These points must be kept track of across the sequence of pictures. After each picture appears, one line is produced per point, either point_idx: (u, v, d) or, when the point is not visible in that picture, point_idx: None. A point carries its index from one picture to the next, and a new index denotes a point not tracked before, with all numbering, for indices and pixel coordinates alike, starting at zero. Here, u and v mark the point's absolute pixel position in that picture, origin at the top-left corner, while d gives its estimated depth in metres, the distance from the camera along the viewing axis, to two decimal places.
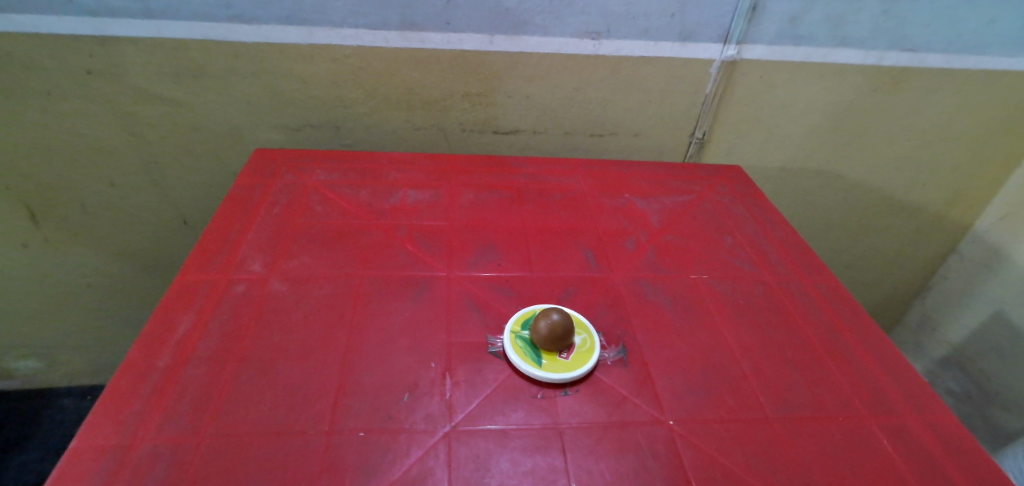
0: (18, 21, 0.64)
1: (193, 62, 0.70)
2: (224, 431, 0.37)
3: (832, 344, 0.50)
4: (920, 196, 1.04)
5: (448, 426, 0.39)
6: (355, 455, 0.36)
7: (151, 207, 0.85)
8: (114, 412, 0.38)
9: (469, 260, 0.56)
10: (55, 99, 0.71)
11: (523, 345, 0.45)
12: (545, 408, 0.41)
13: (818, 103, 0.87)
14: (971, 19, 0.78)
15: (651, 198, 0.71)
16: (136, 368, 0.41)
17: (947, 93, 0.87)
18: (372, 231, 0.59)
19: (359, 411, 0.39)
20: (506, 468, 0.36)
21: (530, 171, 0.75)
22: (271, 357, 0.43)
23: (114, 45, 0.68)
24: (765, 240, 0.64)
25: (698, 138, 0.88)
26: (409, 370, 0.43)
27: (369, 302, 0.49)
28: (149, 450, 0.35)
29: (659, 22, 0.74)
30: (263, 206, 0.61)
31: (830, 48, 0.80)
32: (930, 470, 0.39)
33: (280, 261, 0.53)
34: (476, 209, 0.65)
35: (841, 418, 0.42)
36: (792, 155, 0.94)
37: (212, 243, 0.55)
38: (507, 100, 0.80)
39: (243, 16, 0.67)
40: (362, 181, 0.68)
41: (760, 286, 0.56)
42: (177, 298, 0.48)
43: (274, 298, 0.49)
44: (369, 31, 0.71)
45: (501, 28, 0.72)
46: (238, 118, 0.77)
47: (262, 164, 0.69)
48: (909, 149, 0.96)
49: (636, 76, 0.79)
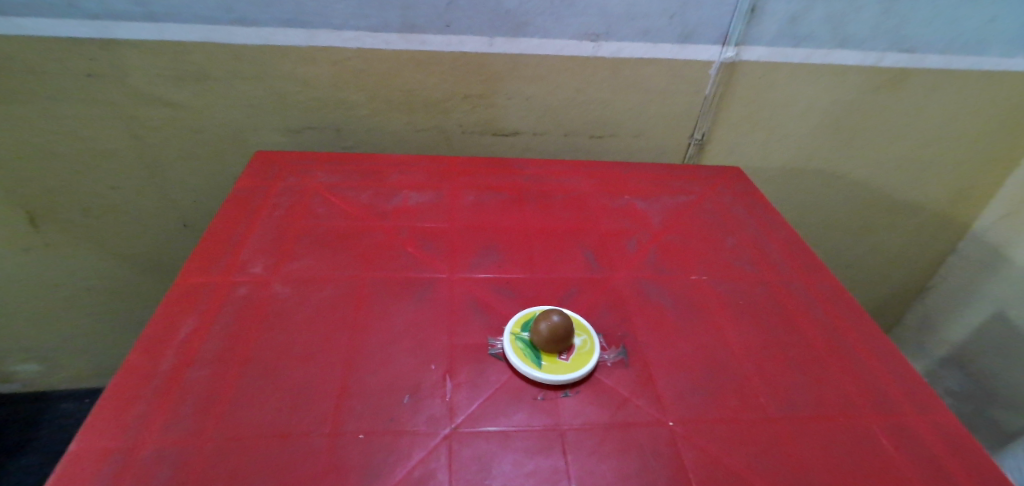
0: (20, 25, 0.64)
1: (194, 65, 0.71)
2: (226, 433, 0.37)
3: (833, 344, 0.50)
4: (921, 196, 1.04)
5: (449, 428, 0.39)
6: (357, 456, 0.36)
7: (152, 210, 0.86)
8: (117, 415, 0.38)
9: (470, 261, 0.56)
10: (57, 102, 0.72)
11: (523, 347, 0.45)
12: (546, 410, 0.41)
13: (818, 104, 0.87)
14: (970, 18, 0.78)
15: (651, 199, 0.71)
16: (138, 370, 0.41)
17: (947, 92, 0.87)
18: (374, 233, 0.59)
19: (361, 413, 0.39)
20: (509, 469, 0.36)
21: (531, 172, 0.75)
22: (273, 359, 0.43)
23: (115, 48, 0.68)
24: (765, 240, 0.64)
25: (698, 139, 0.88)
26: (410, 372, 0.43)
27: (371, 304, 0.50)
28: (152, 452, 0.36)
29: (659, 23, 0.74)
30: (265, 208, 0.61)
31: (829, 48, 0.80)
32: (932, 469, 0.39)
33: (282, 264, 0.53)
34: (477, 210, 0.65)
35: (842, 418, 0.42)
36: (793, 155, 0.94)
37: (214, 246, 0.55)
38: (508, 102, 0.80)
39: (244, 18, 0.68)
40: (364, 183, 0.68)
41: (761, 287, 0.57)
42: (180, 301, 0.48)
43: (276, 300, 0.49)
44: (370, 33, 0.71)
45: (501, 29, 0.72)
46: (239, 120, 0.77)
47: (264, 166, 0.69)
48: (910, 149, 0.96)
49: (636, 77, 0.79)
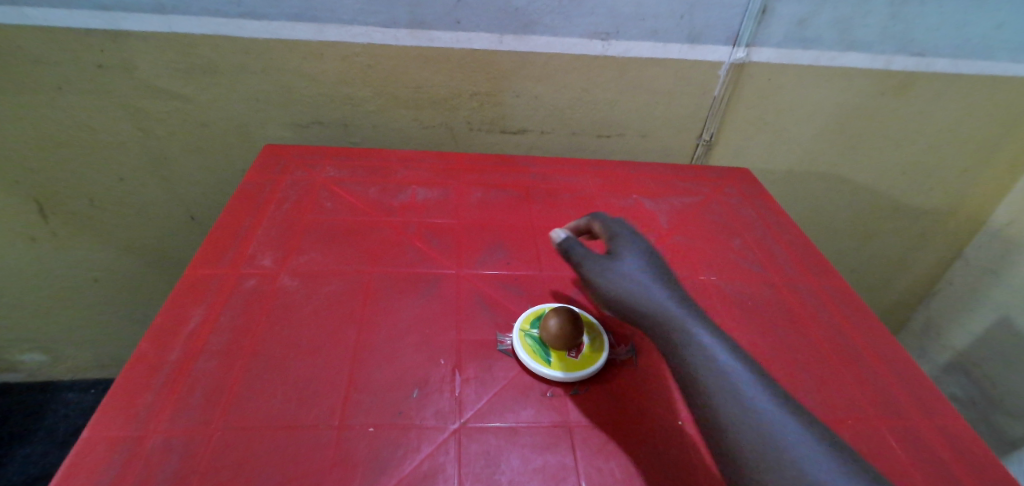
0: (32, 16, 0.65)
1: (204, 58, 0.71)
2: (235, 424, 0.37)
3: (841, 348, 0.50)
4: (925, 201, 1.04)
5: (458, 423, 0.39)
6: (365, 449, 0.36)
7: (159, 202, 0.86)
8: (125, 405, 0.38)
9: (478, 258, 0.56)
10: (67, 93, 0.72)
11: (532, 344, 0.45)
12: (555, 407, 0.41)
13: (826, 105, 0.87)
14: (979, 23, 0.78)
15: (659, 199, 0.71)
16: (147, 360, 0.41)
17: (954, 97, 0.87)
18: (382, 228, 0.59)
19: (370, 407, 0.39)
20: (517, 465, 0.37)
21: (539, 170, 0.75)
22: (280, 351, 0.43)
23: (126, 41, 0.68)
24: (773, 242, 0.64)
25: (705, 140, 0.88)
26: (419, 367, 0.43)
27: (378, 299, 0.49)
28: (161, 442, 0.36)
29: (668, 23, 0.74)
30: (273, 202, 0.61)
31: (837, 52, 0.80)
32: (937, 472, 0.39)
33: (290, 257, 0.54)
34: (484, 207, 0.65)
35: (851, 421, 0.42)
36: (800, 157, 0.94)
37: (223, 237, 0.55)
38: (514, 100, 0.80)
39: (254, 13, 0.68)
40: (371, 179, 0.68)
41: (769, 288, 0.56)
42: (189, 291, 0.48)
43: (285, 293, 0.49)
44: (379, 30, 0.71)
45: (510, 28, 0.73)
46: (247, 114, 0.77)
47: (272, 160, 0.69)
48: (915, 154, 0.96)
49: (645, 76, 0.79)
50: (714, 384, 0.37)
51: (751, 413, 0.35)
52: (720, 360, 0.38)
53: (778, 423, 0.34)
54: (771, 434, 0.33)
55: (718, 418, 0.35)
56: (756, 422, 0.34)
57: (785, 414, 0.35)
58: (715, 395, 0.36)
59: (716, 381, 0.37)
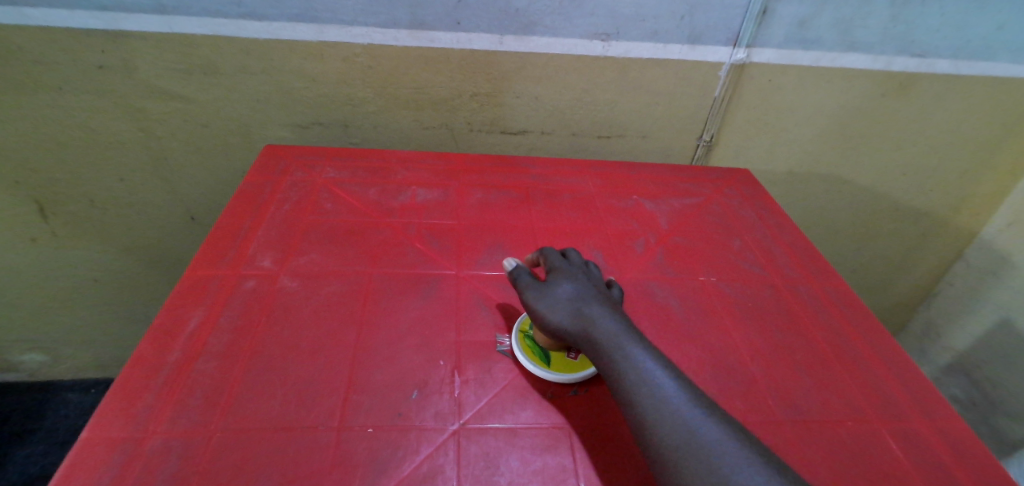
0: (32, 16, 0.65)
1: (204, 59, 0.71)
2: (235, 425, 0.37)
3: (841, 349, 0.50)
4: (926, 202, 1.04)
5: (457, 424, 0.39)
6: (365, 451, 0.36)
7: (159, 203, 0.86)
8: (125, 406, 0.38)
9: (478, 259, 0.56)
10: (67, 93, 0.72)
11: (532, 345, 0.45)
12: (554, 408, 0.41)
13: (826, 107, 0.87)
14: (980, 24, 0.78)
15: (659, 199, 0.71)
16: (147, 361, 0.41)
17: (955, 98, 0.87)
18: (382, 229, 0.59)
19: (369, 409, 0.39)
20: (516, 466, 0.37)
21: (539, 171, 0.75)
22: (280, 352, 0.43)
23: (126, 41, 0.68)
24: (773, 243, 0.64)
25: (706, 141, 0.88)
26: (418, 368, 0.43)
27: (378, 300, 0.49)
28: (160, 443, 0.36)
29: (669, 24, 0.74)
30: (273, 202, 0.62)
31: (838, 53, 0.80)
32: (936, 473, 0.39)
33: (291, 258, 0.54)
34: (484, 208, 0.65)
35: (850, 423, 0.42)
36: (800, 158, 0.94)
37: (223, 237, 0.55)
38: (515, 101, 0.80)
39: (254, 13, 0.68)
40: (371, 180, 0.68)
41: (768, 289, 0.56)
42: (189, 292, 0.48)
43: (285, 294, 0.49)
44: (380, 30, 0.71)
45: (510, 28, 0.72)
46: (248, 115, 0.77)
47: (272, 161, 0.69)
48: (917, 155, 0.95)
49: (645, 77, 0.79)
50: (653, 406, 0.35)
51: (691, 433, 0.33)
52: (656, 379, 0.36)
53: (715, 441, 0.32)
54: (705, 444, 0.32)
55: (652, 432, 0.34)
56: (692, 440, 0.32)
57: (720, 429, 0.33)
58: (654, 418, 0.34)
59: (647, 394, 0.35)
